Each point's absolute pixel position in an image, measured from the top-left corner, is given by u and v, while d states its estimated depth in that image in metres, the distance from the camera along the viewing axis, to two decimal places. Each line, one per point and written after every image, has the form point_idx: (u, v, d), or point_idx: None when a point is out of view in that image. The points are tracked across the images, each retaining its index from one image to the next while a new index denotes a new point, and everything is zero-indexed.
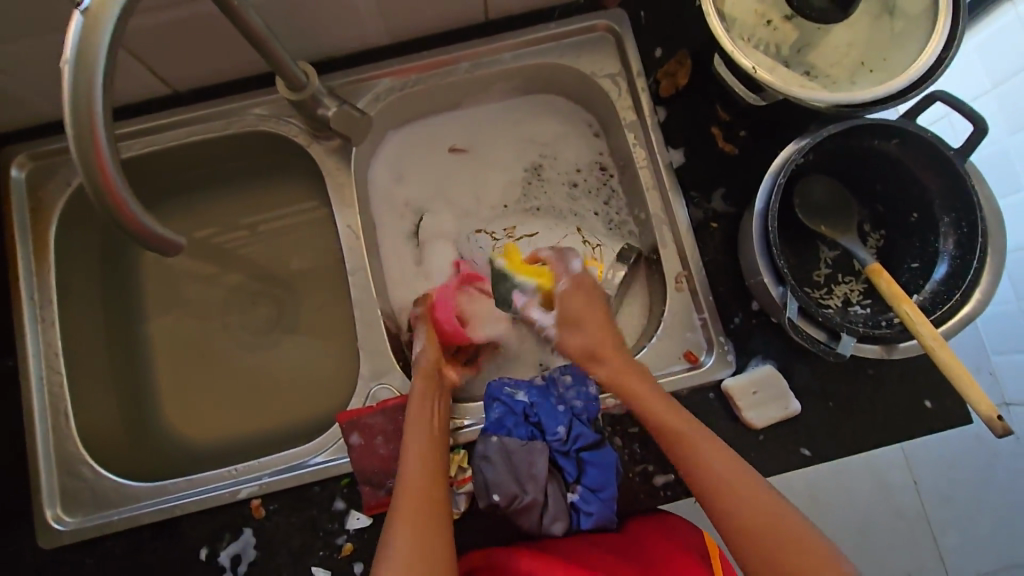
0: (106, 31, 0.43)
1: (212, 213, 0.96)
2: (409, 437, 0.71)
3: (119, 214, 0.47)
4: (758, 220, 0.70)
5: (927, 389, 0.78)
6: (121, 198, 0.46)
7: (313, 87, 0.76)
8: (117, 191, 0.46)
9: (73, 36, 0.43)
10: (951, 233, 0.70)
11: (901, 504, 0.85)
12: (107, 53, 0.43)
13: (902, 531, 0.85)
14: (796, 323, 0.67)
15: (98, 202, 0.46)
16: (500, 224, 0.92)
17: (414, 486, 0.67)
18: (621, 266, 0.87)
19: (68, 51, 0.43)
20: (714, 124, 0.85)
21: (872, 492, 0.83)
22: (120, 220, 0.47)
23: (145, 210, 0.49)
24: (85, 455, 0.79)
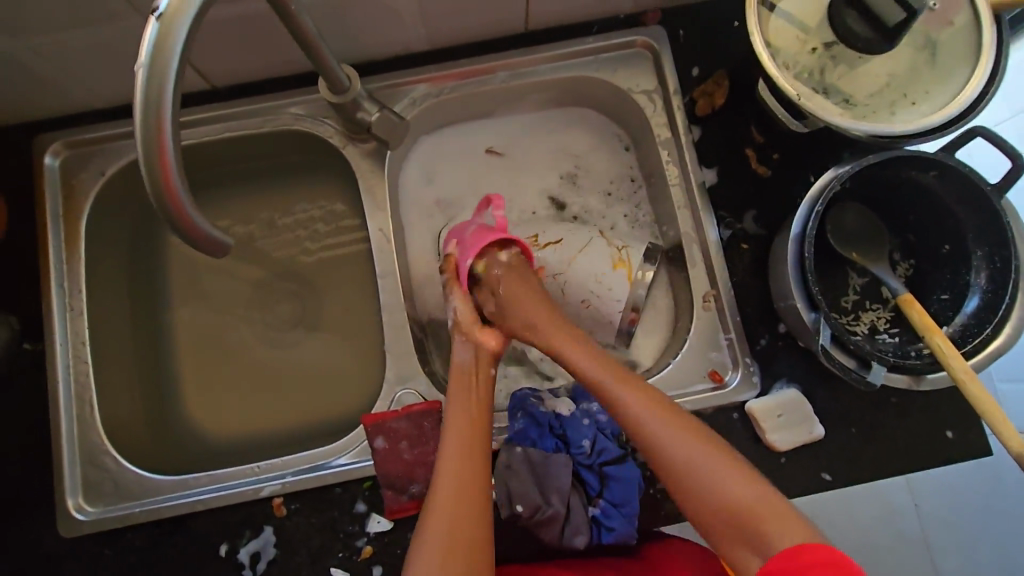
0: (179, 41, 0.45)
1: (239, 208, 0.95)
2: (450, 431, 0.70)
3: (176, 218, 0.49)
4: (794, 245, 0.71)
5: (950, 420, 0.79)
6: (181, 205, 0.49)
7: (355, 91, 0.76)
8: (177, 197, 0.48)
9: (147, 41, 0.45)
10: (984, 267, 0.71)
11: (902, 530, 0.81)
12: (177, 63, 0.46)
13: (902, 558, 0.81)
14: (828, 350, 0.68)
15: (160, 207, 0.49)
16: (524, 232, 0.89)
17: (451, 489, 0.66)
18: (649, 268, 0.86)
19: (144, 54, 0.45)
20: (749, 146, 0.85)
21: (874, 515, 0.80)
22: (176, 223, 0.50)
23: (200, 214, 0.51)
24: (108, 445, 0.80)
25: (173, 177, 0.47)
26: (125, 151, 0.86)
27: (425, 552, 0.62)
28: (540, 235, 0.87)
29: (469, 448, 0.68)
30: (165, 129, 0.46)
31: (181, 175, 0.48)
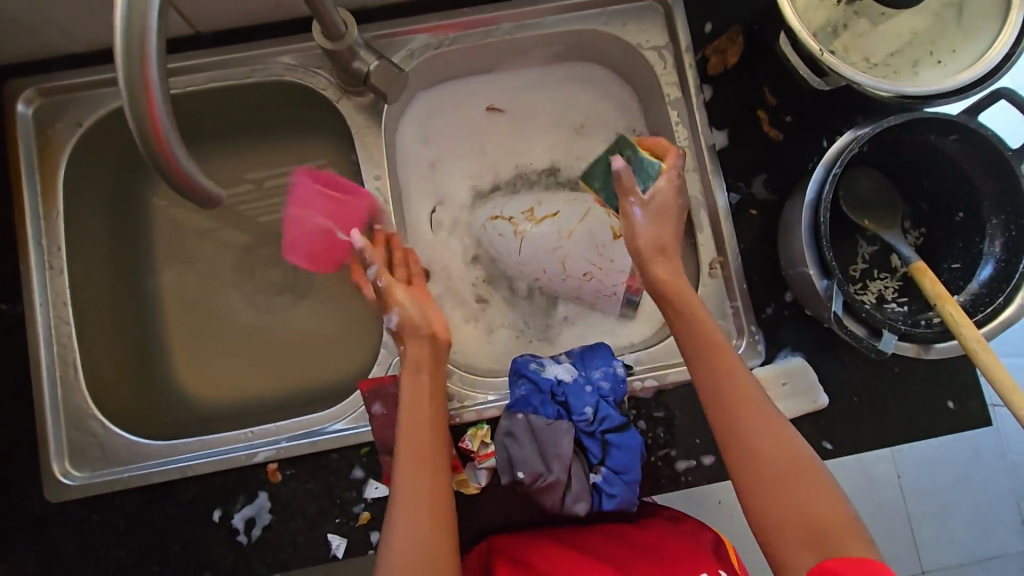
0: None
1: (227, 165, 0.91)
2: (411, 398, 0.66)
3: (167, 167, 0.45)
4: (808, 210, 0.69)
5: (951, 390, 0.78)
6: (171, 153, 0.45)
7: (352, 38, 0.71)
8: (166, 143, 0.44)
9: None
10: (998, 235, 0.69)
11: None
12: None
13: None
14: (840, 318, 0.66)
15: (144, 150, 0.44)
16: (518, 206, 0.86)
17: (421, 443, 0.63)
18: None
19: None
20: (760, 107, 0.82)
21: None
22: (167, 172, 0.46)
23: (193, 162, 0.47)
24: (94, 409, 0.77)
25: (159, 116, 0.43)
26: (105, 100, 0.81)
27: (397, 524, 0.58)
28: (537, 207, 0.86)
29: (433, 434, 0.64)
30: (149, 65, 0.42)
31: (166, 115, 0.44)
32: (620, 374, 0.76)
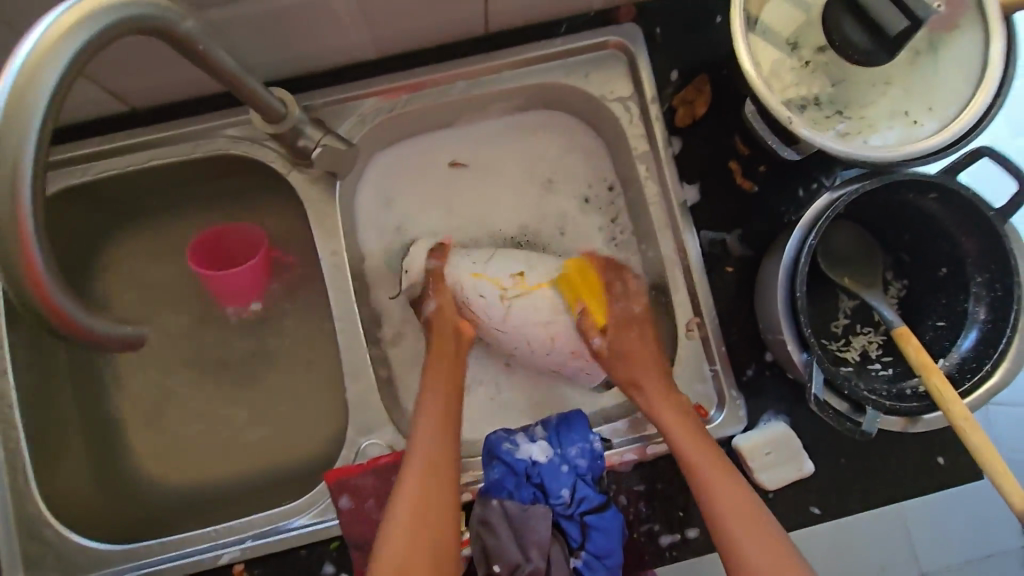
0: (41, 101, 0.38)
1: (180, 238, 0.87)
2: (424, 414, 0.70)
3: (70, 332, 0.42)
4: (784, 277, 0.65)
5: (940, 445, 0.76)
6: (72, 320, 0.42)
7: (294, 118, 0.67)
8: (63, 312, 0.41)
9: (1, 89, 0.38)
10: (983, 296, 0.66)
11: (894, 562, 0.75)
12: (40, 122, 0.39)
13: None
14: (820, 396, 0.63)
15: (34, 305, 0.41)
16: (507, 270, 0.77)
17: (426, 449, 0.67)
18: None
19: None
20: (733, 157, 0.79)
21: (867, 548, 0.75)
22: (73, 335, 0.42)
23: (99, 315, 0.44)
24: (49, 516, 0.73)
25: (38, 267, 0.39)
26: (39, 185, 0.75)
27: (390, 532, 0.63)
28: (527, 272, 0.76)
29: (432, 496, 0.65)
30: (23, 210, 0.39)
31: (48, 258, 0.40)
32: (598, 450, 0.73)
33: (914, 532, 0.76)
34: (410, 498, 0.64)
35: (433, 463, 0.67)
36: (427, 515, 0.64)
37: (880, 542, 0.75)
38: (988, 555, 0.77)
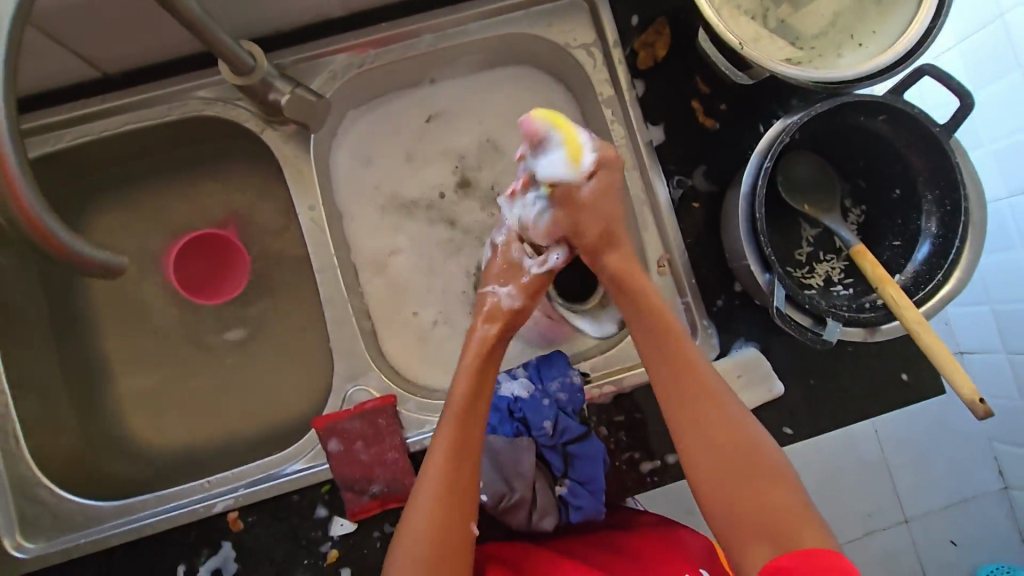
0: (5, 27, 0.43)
1: (157, 205, 0.87)
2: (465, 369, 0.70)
3: (50, 250, 0.46)
4: (744, 202, 0.68)
5: (904, 363, 0.79)
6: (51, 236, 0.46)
7: (262, 70, 0.70)
8: (41, 227, 0.45)
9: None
10: (934, 211, 0.69)
11: (866, 460, 0.92)
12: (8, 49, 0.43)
13: (867, 486, 0.92)
14: (783, 310, 0.66)
15: (24, 232, 0.45)
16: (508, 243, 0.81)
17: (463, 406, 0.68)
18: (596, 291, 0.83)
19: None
20: (695, 98, 0.81)
21: (841, 455, 0.91)
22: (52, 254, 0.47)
23: (77, 238, 0.48)
24: (42, 477, 0.74)
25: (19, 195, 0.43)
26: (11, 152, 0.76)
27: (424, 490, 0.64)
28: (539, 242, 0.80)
29: (470, 438, 0.66)
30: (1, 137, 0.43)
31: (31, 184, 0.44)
32: (576, 385, 0.75)
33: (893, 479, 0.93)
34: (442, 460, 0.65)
35: (471, 414, 0.67)
36: (463, 461, 0.65)
37: (863, 497, 0.93)
38: (930, 457, 0.94)
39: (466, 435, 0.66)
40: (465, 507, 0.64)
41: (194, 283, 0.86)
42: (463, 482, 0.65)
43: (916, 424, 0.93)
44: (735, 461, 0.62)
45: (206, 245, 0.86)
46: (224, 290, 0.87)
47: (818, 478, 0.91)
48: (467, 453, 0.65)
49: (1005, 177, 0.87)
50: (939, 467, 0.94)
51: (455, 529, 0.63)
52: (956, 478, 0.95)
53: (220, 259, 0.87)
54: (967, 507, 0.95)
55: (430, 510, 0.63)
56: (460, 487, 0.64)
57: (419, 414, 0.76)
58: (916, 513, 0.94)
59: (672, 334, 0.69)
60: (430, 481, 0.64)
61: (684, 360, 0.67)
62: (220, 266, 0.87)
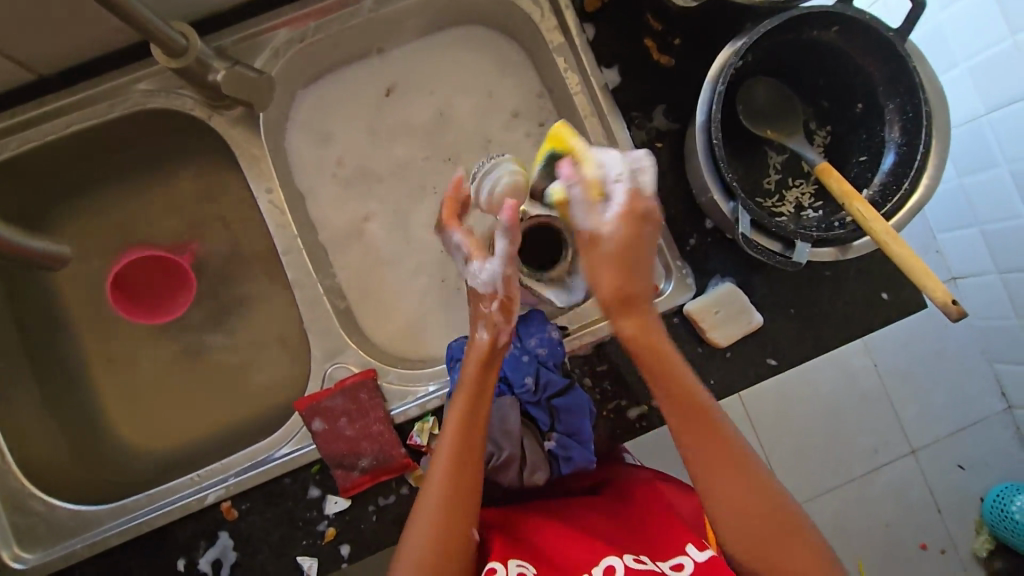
0: None
1: (116, 207, 0.86)
2: (468, 361, 0.64)
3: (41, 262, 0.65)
4: (702, 133, 0.67)
5: (883, 282, 0.78)
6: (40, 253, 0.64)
7: (196, 49, 0.68)
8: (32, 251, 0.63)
9: None
10: (897, 119, 0.69)
11: (866, 387, 0.91)
12: None
13: (870, 414, 0.92)
14: (750, 237, 0.66)
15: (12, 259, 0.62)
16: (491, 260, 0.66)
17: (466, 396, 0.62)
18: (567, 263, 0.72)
19: None
20: (647, 35, 0.79)
21: (840, 385, 0.90)
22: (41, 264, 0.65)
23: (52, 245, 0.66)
24: (33, 488, 0.74)
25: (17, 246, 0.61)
26: None
27: (422, 511, 0.58)
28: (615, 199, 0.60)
29: (476, 427, 0.62)
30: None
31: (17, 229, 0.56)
32: (555, 338, 0.74)
33: (895, 410, 0.93)
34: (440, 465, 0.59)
35: (469, 417, 0.62)
36: (469, 455, 0.60)
37: (867, 432, 0.92)
38: (932, 383, 0.93)
39: (466, 437, 0.61)
40: (468, 521, 0.59)
41: (140, 301, 0.86)
42: (468, 492, 0.59)
43: (915, 348, 0.92)
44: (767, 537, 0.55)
45: (160, 270, 0.86)
46: (163, 311, 0.86)
47: (816, 411, 0.90)
48: (471, 458, 0.60)
49: (984, 93, 0.85)
50: (940, 391, 0.94)
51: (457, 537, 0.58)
52: (960, 403, 0.94)
53: (166, 286, 0.86)
54: (972, 429, 0.95)
55: (432, 512, 0.58)
56: (464, 499, 0.59)
57: (401, 385, 0.76)
58: (923, 443, 0.94)
59: (698, 412, 0.59)
60: (428, 494, 0.59)
61: (702, 413, 0.59)
62: (154, 309, 0.86)
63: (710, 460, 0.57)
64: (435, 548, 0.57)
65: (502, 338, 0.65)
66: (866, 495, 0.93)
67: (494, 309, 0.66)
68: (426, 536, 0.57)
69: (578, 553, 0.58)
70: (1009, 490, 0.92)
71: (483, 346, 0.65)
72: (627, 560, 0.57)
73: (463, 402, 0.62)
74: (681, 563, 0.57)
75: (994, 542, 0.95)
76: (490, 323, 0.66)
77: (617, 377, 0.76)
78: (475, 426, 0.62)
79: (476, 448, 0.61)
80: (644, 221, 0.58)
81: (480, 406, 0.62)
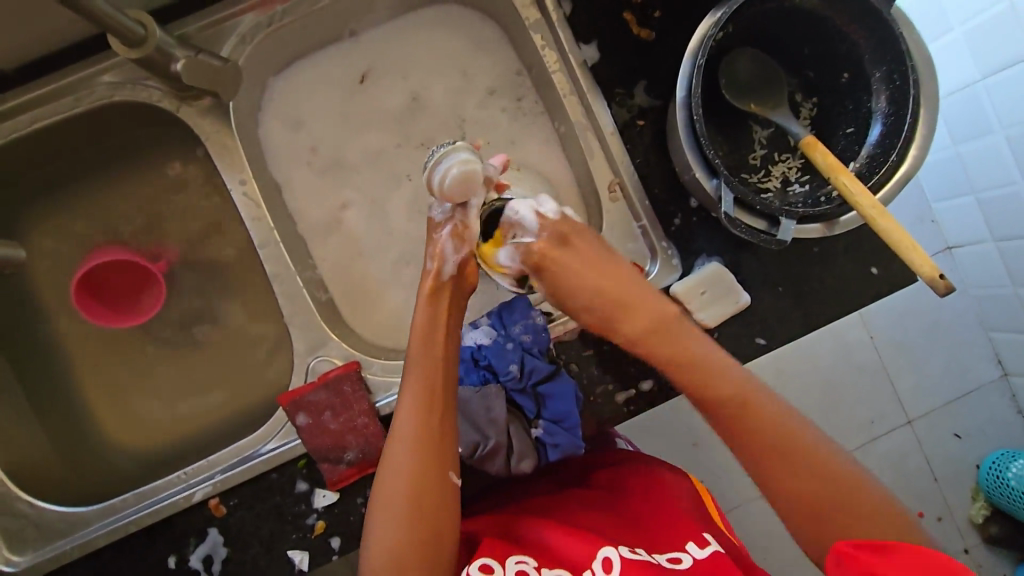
0: None
1: (89, 204, 0.84)
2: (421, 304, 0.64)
3: None
4: (682, 110, 0.65)
5: (873, 256, 0.77)
6: None
7: (155, 39, 0.66)
8: None
9: None
10: (884, 89, 0.67)
11: (859, 361, 0.90)
12: None
13: (863, 387, 0.91)
14: (733, 215, 0.65)
15: None
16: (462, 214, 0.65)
17: (422, 341, 0.62)
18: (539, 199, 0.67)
19: None
20: (627, 8, 0.76)
21: (833, 360, 0.89)
22: None
23: None
24: (19, 492, 0.73)
25: None
26: None
27: (393, 461, 0.58)
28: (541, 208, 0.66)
29: (437, 371, 0.61)
30: None
31: None
32: (540, 324, 0.73)
33: (889, 383, 0.92)
34: (408, 411, 0.59)
35: (430, 365, 0.61)
36: (433, 399, 0.60)
37: (859, 405, 0.92)
38: (926, 355, 0.92)
39: (429, 381, 0.60)
40: (444, 461, 0.59)
41: (109, 303, 0.83)
42: (437, 433, 0.59)
43: (909, 320, 0.91)
44: (794, 467, 0.55)
45: (129, 274, 0.84)
46: (130, 314, 0.84)
47: (810, 387, 0.90)
48: (437, 400, 0.60)
49: (978, 56, 0.82)
50: (935, 362, 0.93)
51: (431, 480, 0.58)
52: (954, 373, 0.93)
53: (137, 290, 0.84)
54: (967, 399, 0.94)
55: (404, 461, 0.58)
56: (434, 442, 0.59)
57: (385, 376, 0.75)
58: (918, 414, 0.93)
59: (705, 359, 0.59)
60: (396, 444, 0.59)
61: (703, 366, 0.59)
62: (118, 314, 0.83)
63: (715, 400, 0.58)
64: (410, 497, 0.57)
65: (447, 269, 0.65)
66: (861, 466, 0.93)
67: (445, 237, 0.65)
68: (403, 480, 0.57)
69: (575, 546, 0.58)
70: (1004, 457, 0.92)
71: (431, 278, 0.65)
72: (622, 552, 0.56)
73: (420, 346, 0.62)
74: (678, 558, 0.56)
75: (989, 507, 0.94)
76: (435, 251, 0.65)
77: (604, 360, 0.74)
78: (435, 369, 0.61)
79: (440, 389, 0.61)
80: (563, 246, 0.65)
81: (436, 350, 0.62)
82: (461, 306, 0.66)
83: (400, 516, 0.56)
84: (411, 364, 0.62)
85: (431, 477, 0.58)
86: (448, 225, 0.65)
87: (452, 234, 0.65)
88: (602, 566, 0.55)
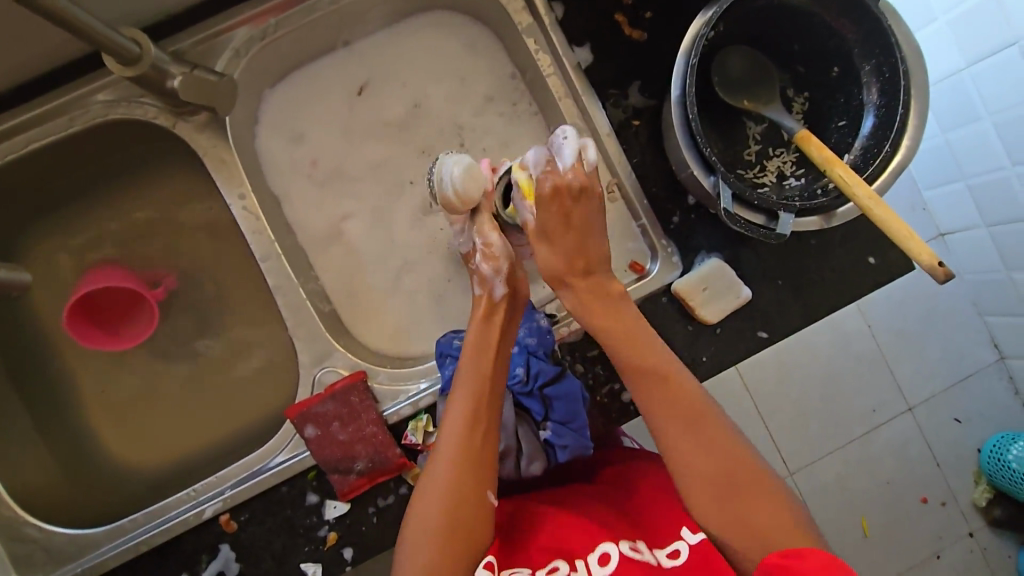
0: None
1: (87, 223, 0.84)
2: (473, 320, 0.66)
3: None
4: (677, 109, 0.66)
5: (870, 246, 0.78)
6: None
7: (150, 56, 0.66)
8: None
9: None
10: (874, 81, 0.68)
11: (859, 350, 0.91)
12: None
13: (864, 376, 0.92)
14: (732, 211, 0.66)
15: None
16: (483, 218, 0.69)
17: (474, 355, 0.64)
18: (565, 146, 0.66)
19: None
20: (617, 9, 0.77)
21: (833, 349, 0.90)
22: None
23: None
24: (27, 515, 0.73)
25: None
26: None
27: (436, 467, 0.59)
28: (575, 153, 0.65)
29: (485, 386, 0.62)
30: None
31: None
32: (544, 327, 0.74)
33: (890, 371, 0.93)
34: (456, 421, 0.60)
35: (480, 378, 0.62)
36: (481, 412, 0.61)
37: (862, 393, 0.92)
38: (926, 341, 0.94)
39: (477, 395, 0.62)
40: (483, 478, 0.59)
41: (105, 325, 0.82)
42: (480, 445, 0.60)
43: (907, 307, 0.92)
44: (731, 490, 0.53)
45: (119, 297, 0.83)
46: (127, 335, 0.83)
47: (813, 378, 0.90)
48: (482, 416, 0.61)
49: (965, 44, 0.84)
50: (934, 348, 0.94)
51: (472, 491, 0.58)
52: (954, 358, 0.94)
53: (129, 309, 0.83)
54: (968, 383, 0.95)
55: (447, 469, 0.58)
56: (477, 453, 0.59)
57: (391, 385, 0.75)
58: (918, 400, 0.94)
59: (658, 368, 0.59)
60: (442, 452, 0.59)
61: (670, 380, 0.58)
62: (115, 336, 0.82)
63: (668, 405, 0.57)
64: (449, 504, 0.56)
65: (497, 292, 0.67)
66: (866, 455, 0.94)
67: (481, 263, 0.68)
68: (441, 493, 0.57)
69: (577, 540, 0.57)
70: (1004, 439, 0.92)
71: (483, 303, 0.67)
72: (622, 547, 0.55)
73: (470, 359, 0.64)
74: (677, 549, 0.55)
75: (994, 490, 0.95)
76: (481, 279, 0.68)
77: (609, 360, 0.75)
78: (483, 382, 0.62)
79: (487, 404, 0.62)
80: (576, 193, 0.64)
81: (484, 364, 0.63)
82: (512, 326, 0.68)
83: (437, 522, 0.56)
84: (461, 377, 0.63)
85: (471, 488, 0.58)
86: (480, 253, 0.69)
87: (486, 260, 0.68)
88: (600, 560, 0.55)
